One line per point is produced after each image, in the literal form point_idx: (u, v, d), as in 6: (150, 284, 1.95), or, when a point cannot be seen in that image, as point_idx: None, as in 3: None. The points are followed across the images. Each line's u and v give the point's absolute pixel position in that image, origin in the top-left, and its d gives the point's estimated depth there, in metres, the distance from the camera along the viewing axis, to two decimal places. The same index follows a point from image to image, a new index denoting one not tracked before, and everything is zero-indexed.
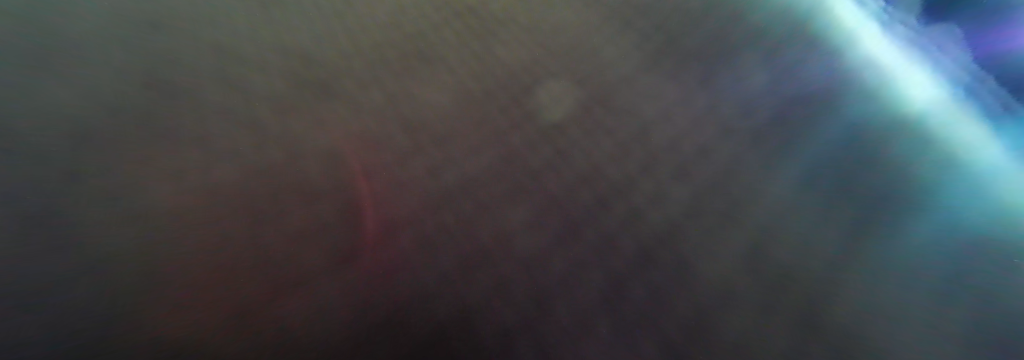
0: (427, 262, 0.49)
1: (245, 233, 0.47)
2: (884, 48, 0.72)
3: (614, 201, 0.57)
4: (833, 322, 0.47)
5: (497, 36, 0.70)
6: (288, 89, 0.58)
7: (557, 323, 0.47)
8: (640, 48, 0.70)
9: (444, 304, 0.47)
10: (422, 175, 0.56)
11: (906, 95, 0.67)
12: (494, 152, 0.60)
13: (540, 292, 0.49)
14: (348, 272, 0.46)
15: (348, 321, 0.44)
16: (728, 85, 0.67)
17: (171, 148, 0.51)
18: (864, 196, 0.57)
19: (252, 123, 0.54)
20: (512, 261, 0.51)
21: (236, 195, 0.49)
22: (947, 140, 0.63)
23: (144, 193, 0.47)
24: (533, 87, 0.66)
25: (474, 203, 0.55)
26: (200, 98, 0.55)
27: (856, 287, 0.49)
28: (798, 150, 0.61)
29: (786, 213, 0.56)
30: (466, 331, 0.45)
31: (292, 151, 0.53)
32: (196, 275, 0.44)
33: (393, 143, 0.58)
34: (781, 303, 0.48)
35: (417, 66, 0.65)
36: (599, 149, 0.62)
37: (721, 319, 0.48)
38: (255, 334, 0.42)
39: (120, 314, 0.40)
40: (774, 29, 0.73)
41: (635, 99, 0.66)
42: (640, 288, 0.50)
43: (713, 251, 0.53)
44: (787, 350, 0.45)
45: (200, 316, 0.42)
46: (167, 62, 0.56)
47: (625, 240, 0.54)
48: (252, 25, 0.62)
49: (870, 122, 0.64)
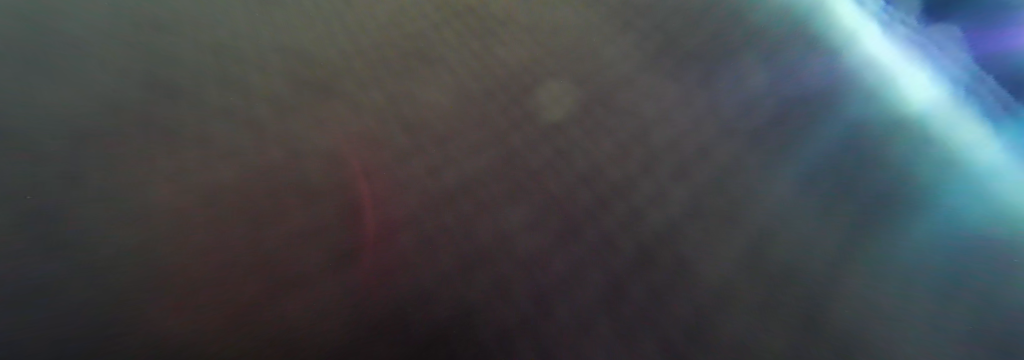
0: (427, 263, 0.49)
1: (245, 233, 0.47)
2: (884, 48, 0.72)
3: (614, 201, 0.57)
4: (833, 321, 0.47)
5: (497, 36, 0.70)
6: (288, 89, 0.58)
7: (558, 324, 0.47)
8: (640, 48, 0.71)
9: (445, 304, 0.46)
10: (422, 175, 0.56)
11: (905, 95, 0.67)
12: (494, 152, 0.60)
13: (540, 293, 0.49)
14: (348, 273, 0.46)
15: (348, 322, 0.44)
16: (728, 85, 0.67)
17: (171, 148, 0.50)
18: (863, 196, 0.57)
19: (252, 124, 0.54)
20: (511, 260, 0.51)
21: (236, 195, 0.49)
22: (946, 140, 0.63)
23: (144, 194, 0.47)
24: (533, 87, 0.66)
25: (474, 203, 0.55)
26: (199, 98, 0.55)
27: (856, 288, 0.50)
28: (798, 150, 0.61)
29: (786, 213, 0.56)
30: (465, 332, 0.45)
31: (292, 152, 0.53)
32: (195, 276, 0.44)
33: (393, 143, 0.58)
34: (781, 304, 0.49)
35: (417, 66, 0.64)
36: (599, 150, 0.62)
37: (721, 318, 0.48)
38: (255, 335, 0.42)
39: (119, 316, 0.40)
40: (774, 29, 0.73)
41: (635, 99, 0.66)
42: (641, 288, 0.50)
43: (713, 251, 0.53)
44: (786, 350, 0.46)
45: (199, 317, 0.42)
46: (167, 62, 0.56)
47: (626, 240, 0.54)
48: (252, 25, 0.62)
49: (869, 122, 0.64)
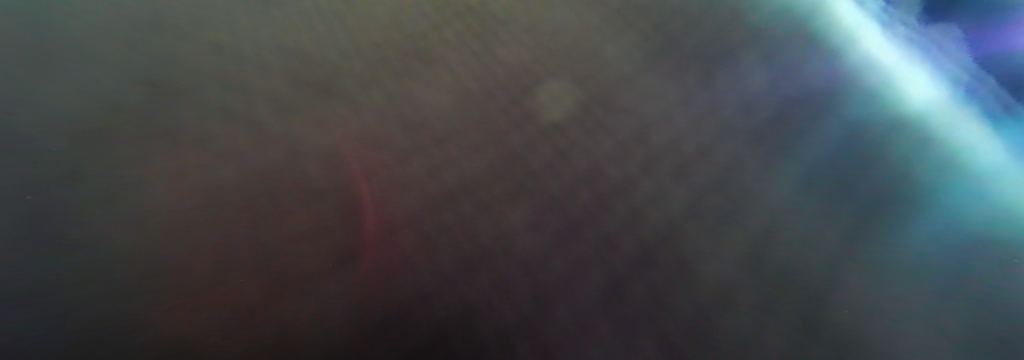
0: (427, 262, 0.49)
1: (245, 233, 0.48)
2: (885, 47, 0.72)
3: (614, 201, 0.58)
4: (832, 322, 0.47)
5: (497, 36, 0.70)
6: (289, 89, 0.58)
7: (557, 323, 0.47)
8: (640, 48, 0.71)
9: (444, 304, 0.47)
10: (421, 175, 0.56)
11: (905, 95, 0.67)
12: (494, 152, 0.60)
13: (540, 293, 0.49)
14: (347, 272, 0.47)
15: (348, 322, 0.44)
16: (727, 85, 0.67)
17: (171, 147, 0.51)
18: (863, 196, 0.57)
19: (252, 124, 0.54)
20: (510, 260, 0.51)
21: (235, 196, 0.49)
22: (945, 141, 0.63)
23: (145, 194, 0.47)
24: (533, 88, 0.66)
25: (474, 203, 0.55)
26: (200, 97, 0.55)
27: (856, 287, 0.50)
28: (798, 149, 0.61)
29: (784, 213, 0.56)
30: (464, 332, 0.45)
31: (292, 151, 0.54)
32: (195, 275, 0.44)
33: (393, 143, 0.58)
34: (780, 303, 0.49)
35: (417, 66, 0.65)
36: (599, 149, 0.62)
37: (720, 318, 0.48)
38: (254, 335, 0.42)
39: (120, 315, 0.40)
40: (774, 29, 0.73)
41: (635, 99, 0.66)
42: (641, 288, 0.50)
43: (713, 251, 0.53)
44: (786, 351, 0.46)
45: (197, 317, 0.42)
46: (168, 62, 0.56)
47: (625, 239, 0.54)
48: (253, 25, 0.62)
49: (868, 122, 0.64)
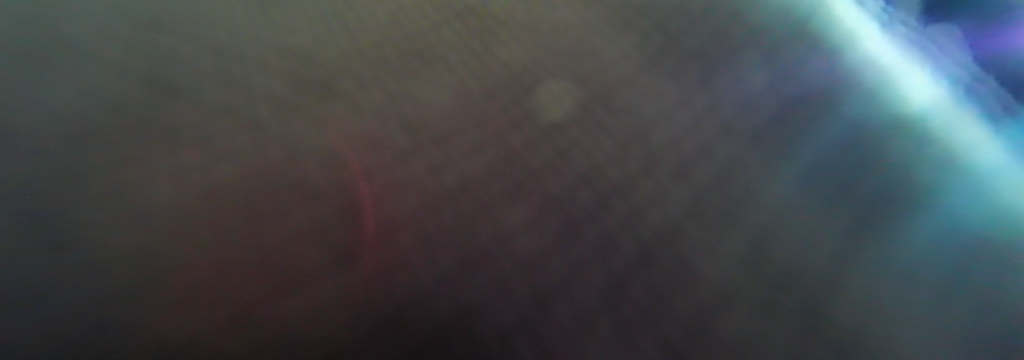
0: (427, 262, 0.49)
1: (245, 232, 0.47)
2: (885, 47, 0.73)
3: (614, 201, 0.58)
4: (832, 322, 0.47)
5: (497, 36, 0.70)
6: (288, 89, 0.58)
7: (557, 323, 0.47)
8: (640, 48, 0.71)
9: (444, 304, 0.46)
10: (421, 175, 0.56)
11: (904, 94, 0.68)
12: (494, 152, 0.60)
13: (540, 293, 0.49)
14: (348, 272, 0.46)
15: (348, 321, 0.43)
16: (727, 85, 0.67)
17: (170, 147, 0.51)
18: (863, 196, 0.57)
19: (251, 123, 0.54)
20: (511, 260, 0.51)
21: (235, 196, 0.49)
22: (945, 140, 0.63)
23: (145, 194, 0.47)
24: (533, 87, 0.66)
25: (474, 202, 0.55)
26: (200, 97, 0.55)
27: (857, 287, 0.50)
28: (799, 148, 0.61)
29: (783, 213, 0.56)
30: (465, 331, 0.45)
31: (291, 151, 0.54)
32: (195, 275, 0.44)
33: (393, 143, 0.58)
34: (780, 303, 0.49)
35: (417, 66, 0.65)
36: (599, 149, 0.62)
37: (721, 318, 0.48)
38: (252, 334, 0.41)
39: (117, 313, 0.40)
40: (774, 29, 0.73)
41: (635, 99, 0.66)
42: (641, 288, 0.50)
43: (714, 251, 0.53)
44: (787, 351, 0.45)
45: (196, 315, 0.42)
46: (167, 62, 0.56)
47: (625, 238, 0.54)
48: (254, 25, 0.62)
49: (869, 122, 0.64)
